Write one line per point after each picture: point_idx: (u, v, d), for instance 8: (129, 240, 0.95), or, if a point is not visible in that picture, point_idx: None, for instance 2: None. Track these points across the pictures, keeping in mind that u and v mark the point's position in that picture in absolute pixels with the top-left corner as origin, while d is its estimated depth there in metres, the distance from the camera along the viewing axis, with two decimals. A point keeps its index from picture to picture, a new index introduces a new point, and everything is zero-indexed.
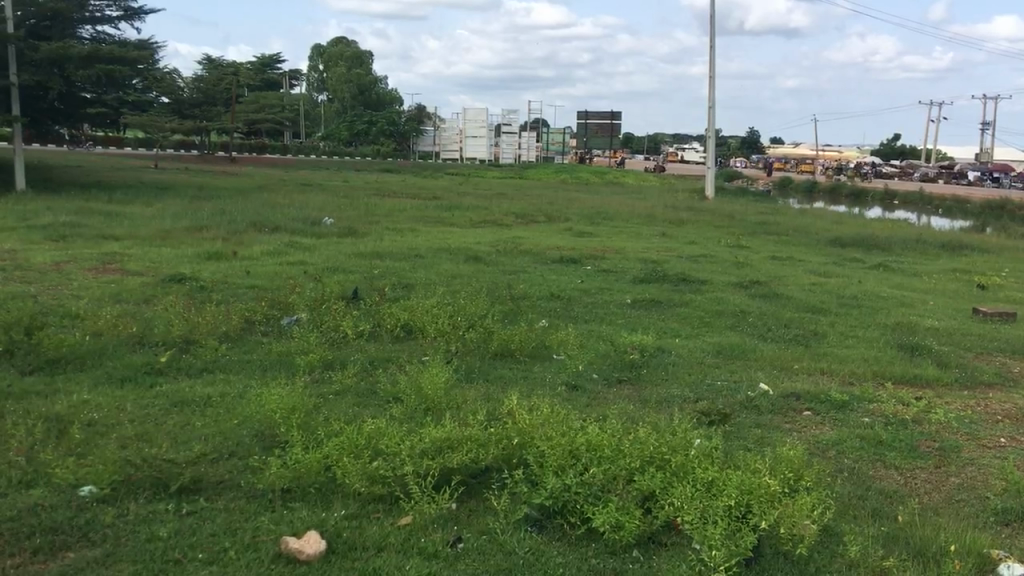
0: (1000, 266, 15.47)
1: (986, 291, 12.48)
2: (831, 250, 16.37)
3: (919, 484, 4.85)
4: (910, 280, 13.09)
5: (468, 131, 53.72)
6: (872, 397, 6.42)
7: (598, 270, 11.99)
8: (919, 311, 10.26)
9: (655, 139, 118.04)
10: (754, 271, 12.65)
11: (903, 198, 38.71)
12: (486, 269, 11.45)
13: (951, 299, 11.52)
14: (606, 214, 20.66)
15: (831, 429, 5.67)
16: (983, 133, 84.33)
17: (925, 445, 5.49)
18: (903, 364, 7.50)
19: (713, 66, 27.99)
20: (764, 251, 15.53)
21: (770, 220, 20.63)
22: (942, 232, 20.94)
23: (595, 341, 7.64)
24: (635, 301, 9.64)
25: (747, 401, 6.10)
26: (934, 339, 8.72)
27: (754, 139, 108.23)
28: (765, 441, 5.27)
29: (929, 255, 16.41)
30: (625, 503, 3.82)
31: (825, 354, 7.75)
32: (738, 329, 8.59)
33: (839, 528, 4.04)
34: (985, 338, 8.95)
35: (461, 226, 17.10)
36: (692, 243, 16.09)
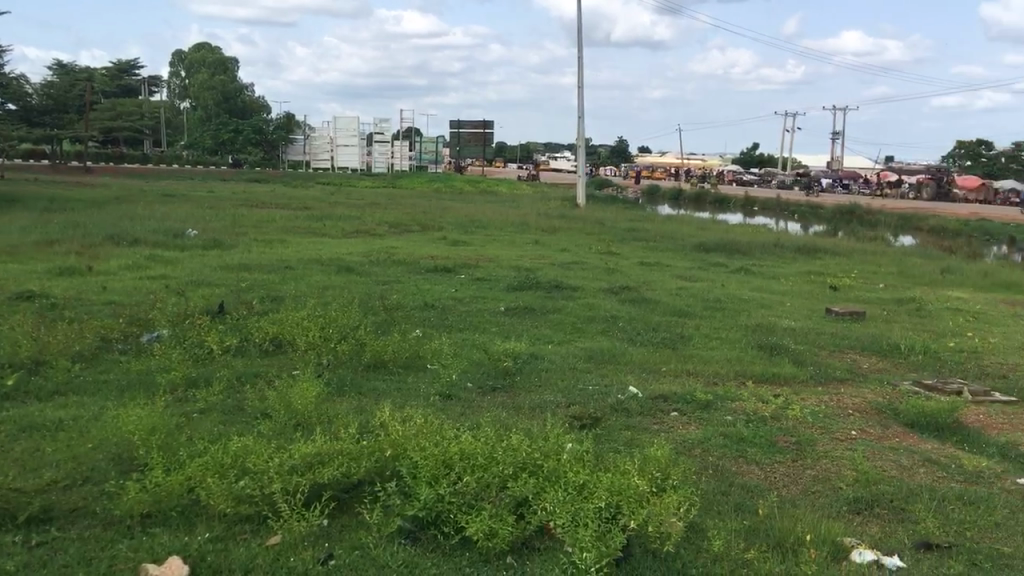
0: (850, 268, 16.37)
1: (837, 291, 13.20)
2: (697, 256, 16.95)
3: (778, 477, 5.09)
4: (770, 282, 13.71)
5: (338, 140, 52.44)
6: (735, 395, 6.69)
7: (472, 278, 12.03)
8: (777, 312, 10.75)
9: (527, 148, 119.77)
10: (624, 276, 12.95)
11: (763, 204, 40.66)
12: (358, 280, 11.33)
13: (806, 300, 12.13)
14: (480, 222, 20.81)
15: (697, 428, 5.88)
16: (834, 142, 89.12)
17: (783, 439, 5.77)
18: (763, 363, 7.85)
19: (581, 75, 28.58)
20: (632, 257, 15.97)
21: (639, 227, 21.27)
22: (799, 236, 22.06)
23: (469, 349, 7.67)
24: (508, 309, 9.73)
25: (617, 404, 6.25)
26: (791, 338, 9.17)
27: (622, 147, 111.65)
28: (634, 443, 5.42)
29: (787, 258, 17.23)
30: (498, 510, 3.85)
31: (691, 356, 8.00)
32: (609, 334, 8.79)
33: (704, 524, 4.19)
34: (837, 336, 9.49)
35: (332, 236, 16.85)
36: (564, 250, 16.38)
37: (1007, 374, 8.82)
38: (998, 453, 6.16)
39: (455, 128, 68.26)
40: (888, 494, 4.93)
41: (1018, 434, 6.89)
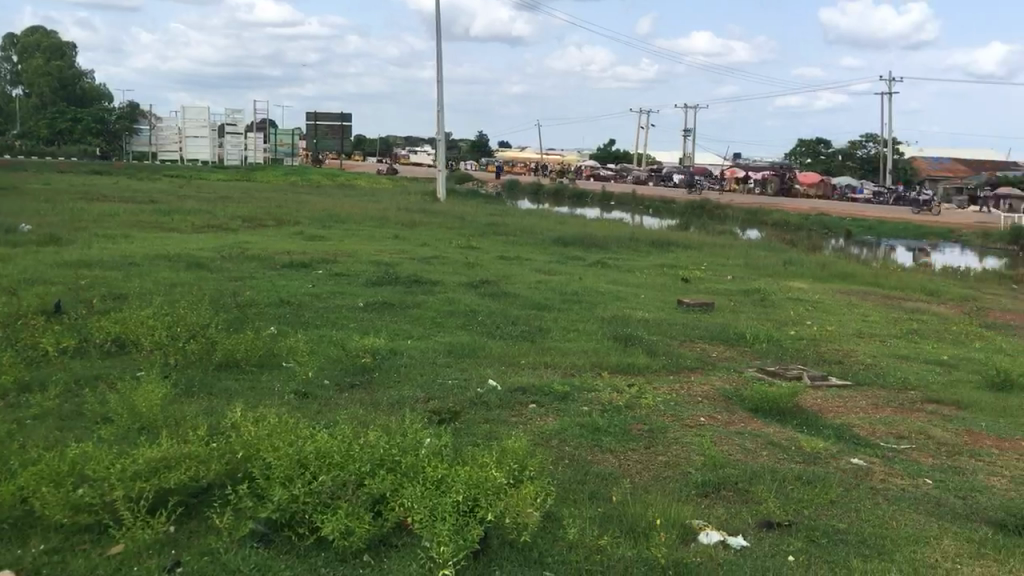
0: (701, 261, 17.04)
1: (688, 283, 13.72)
2: (555, 249, 17.24)
3: (631, 464, 5.25)
4: (625, 275, 14.10)
5: (186, 131, 50.73)
6: (591, 386, 6.84)
7: (329, 273, 11.81)
8: (632, 304, 11.08)
9: (386, 141, 118.69)
10: (483, 271, 13.03)
11: (618, 199, 41.81)
12: (209, 276, 10.94)
13: (659, 292, 12.54)
14: (338, 216, 20.49)
15: (554, 419, 5.98)
16: (685, 139, 92.54)
17: (635, 427, 5.95)
18: (618, 354, 8.06)
19: (440, 69, 28.52)
20: (492, 251, 16.08)
21: (498, 221, 21.45)
22: (652, 230, 22.80)
23: (326, 346, 7.54)
24: (366, 304, 9.61)
25: (476, 397, 6.28)
26: (645, 329, 9.47)
27: (482, 142, 112.33)
28: (492, 436, 5.46)
29: (641, 252, 17.77)
30: (354, 508, 3.81)
31: (550, 348, 8.14)
32: (468, 328, 8.82)
33: (560, 513, 4.27)
34: (688, 327, 9.87)
35: (180, 231, 16.19)
36: (424, 244, 16.34)
37: (842, 360, 9.41)
38: (833, 435, 6.57)
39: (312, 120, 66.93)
40: (733, 476, 5.17)
41: (852, 416, 7.37)
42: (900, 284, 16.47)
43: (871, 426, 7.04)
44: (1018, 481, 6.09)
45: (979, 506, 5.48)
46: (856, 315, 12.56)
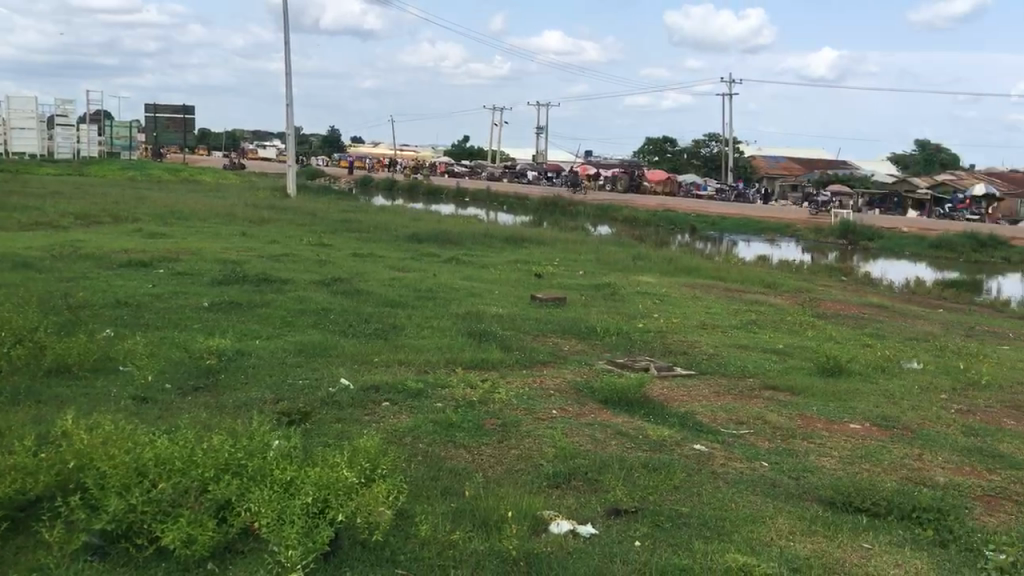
0: (553, 256, 17.36)
1: (541, 279, 13.96)
2: (409, 246, 17.17)
3: (485, 458, 5.30)
4: (478, 271, 14.20)
5: (11, 122, 47.47)
6: (444, 382, 6.86)
7: (171, 273, 11.34)
8: (486, 300, 11.18)
9: (234, 135, 114.96)
10: (335, 268, 12.81)
11: (473, 195, 42.06)
12: (37, 277, 10.30)
13: (513, 287, 12.70)
14: (181, 213, 19.69)
15: (407, 416, 5.97)
16: (538, 136, 94.01)
17: (489, 421, 6.01)
18: (472, 350, 8.12)
19: (288, 62, 27.84)
20: (345, 248, 15.86)
21: (351, 218, 21.16)
22: (505, 226, 23.06)
23: (167, 348, 7.24)
24: (211, 304, 9.29)
25: (327, 397, 6.19)
26: (499, 324, 9.58)
27: (334, 137, 110.53)
28: (343, 435, 5.40)
29: (495, 247, 17.95)
30: (197, 515, 3.68)
31: (404, 346, 8.10)
32: (320, 326, 8.67)
33: (412, 510, 4.28)
34: (541, 322, 10.05)
35: (5, 230, 15.16)
36: (273, 241, 15.93)
37: (687, 351, 9.80)
38: (678, 423, 6.85)
39: (153, 113, 63.98)
40: (583, 466, 5.31)
41: (695, 404, 7.69)
42: (740, 277, 17.30)
43: (713, 414, 7.37)
44: (845, 460, 6.52)
45: (809, 485, 5.84)
46: (699, 307, 13.11)
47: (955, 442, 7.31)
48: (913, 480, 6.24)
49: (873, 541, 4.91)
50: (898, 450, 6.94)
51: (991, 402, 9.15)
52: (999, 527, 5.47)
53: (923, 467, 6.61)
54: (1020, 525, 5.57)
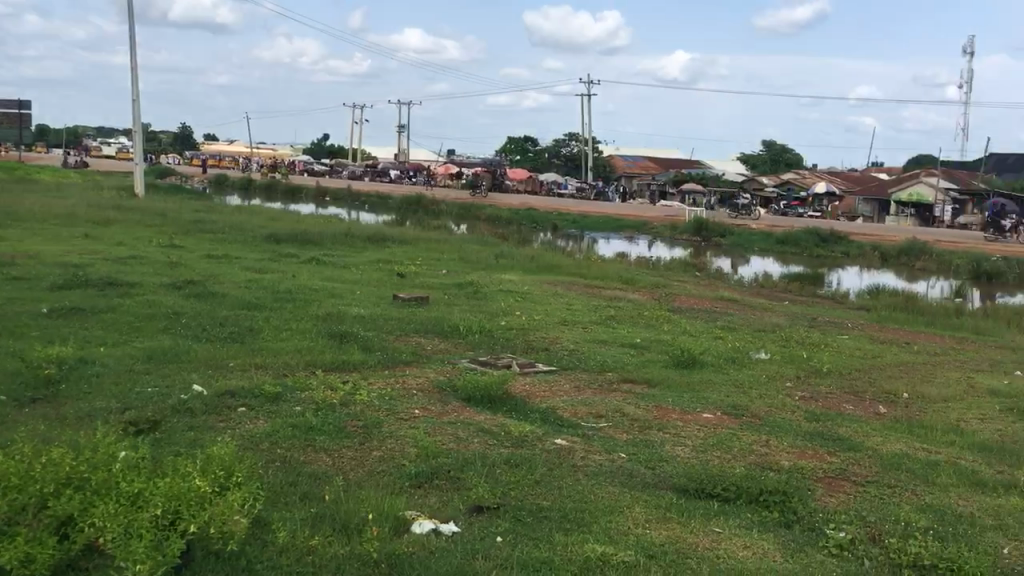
0: (415, 256, 17.32)
1: (403, 278, 13.90)
2: (267, 247, 16.76)
3: (345, 462, 5.25)
4: (339, 271, 14.02)
5: None
6: (304, 385, 6.75)
7: (6, 278, 10.66)
8: (347, 300, 11.04)
9: (77, 131, 109.09)
10: (187, 270, 12.37)
11: (334, 194, 41.45)
12: None
13: (374, 287, 12.60)
14: (17, 214, 18.54)
15: (265, 421, 5.83)
16: (400, 134, 93.48)
17: (350, 424, 5.95)
18: (333, 351, 8.01)
19: (133, 56, 26.63)
20: (198, 250, 15.32)
21: (205, 218, 20.46)
22: (367, 226, 22.84)
23: (2, 358, 6.81)
24: (52, 310, 8.80)
25: (179, 404, 5.98)
26: (360, 325, 9.49)
27: (187, 134, 106.59)
28: (196, 443, 5.23)
29: (356, 247, 17.75)
30: (36, 533, 3.49)
31: (261, 349, 7.90)
32: (171, 331, 8.35)
33: (270, 518, 4.20)
34: (403, 322, 10.01)
35: None
36: (120, 244, 15.22)
37: (548, 347, 9.97)
38: (539, 418, 6.97)
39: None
40: (446, 466, 5.34)
41: (556, 399, 7.84)
42: (599, 274, 17.73)
43: (573, 408, 7.54)
44: (698, 448, 6.80)
45: (664, 473, 6.06)
46: (560, 304, 13.36)
47: (798, 427, 7.74)
48: (760, 464, 6.58)
49: (723, 526, 5.14)
50: (747, 437, 7.29)
51: (831, 388, 9.74)
52: (838, 506, 5.83)
53: (770, 452, 6.97)
54: (856, 502, 5.96)
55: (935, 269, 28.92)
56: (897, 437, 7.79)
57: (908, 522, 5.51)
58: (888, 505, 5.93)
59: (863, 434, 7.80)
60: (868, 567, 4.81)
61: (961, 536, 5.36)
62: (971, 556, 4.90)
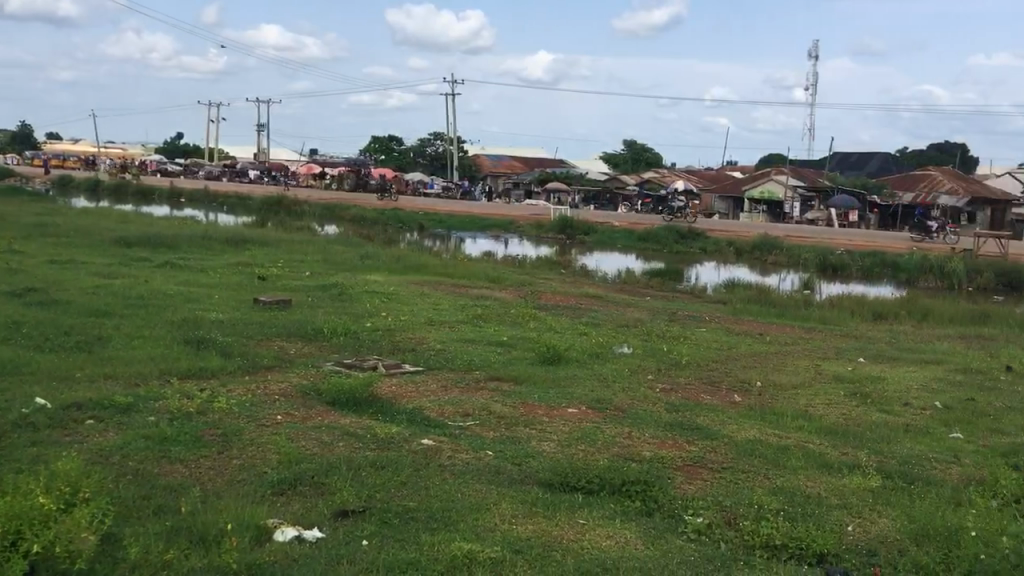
0: (276, 258, 16.92)
1: (264, 281, 13.56)
2: (117, 251, 16.02)
3: (203, 472, 5.10)
4: (196, 275, 13.54)
5: None
6: (158, 395, 6.50)
7: None
8: (204, 305, 10.68)
9: None
10: (28, 277, 11.68)
11: (189, 196, 39.98)
12: None
13: (234, 291, 12.24)
14: None
15: (116, 433, 5.59)
16: (260, 133, 91.00)
17: (208, 433, 5.77)
18: (189, 358, 7.73)
19: None
20: (41, 255, 14.48)
21: (47, 222, 19.36)
22: (225, 227, 22.15)
23: None
24: None
25: (21, 419, 5.65)
26: (219, 331, 9.21)
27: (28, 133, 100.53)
28: (40, 460, 4.97)
29: (214, 250, 17.19)
30: None
31: (110, 358, 7.55)
32: (11, 343, 7.87)
33: (122, 533, 4.06)
34: (264, 326, 9.78)
35: None
36: None
37: (415, 348, 9.94)
38: (406, 419, 6.95)
39: None
40: (310, 471, 5.26)
41: (423, 399, 7.83)
42: (466, 273, 17.81)
43: (440, 407, 7.55)
44: (563, 442, 6.94)
45: (531, 469, 6.15)
46: (427, 304, 13.34)
47: (659, 418, 8.01)
48: (622, 455, 6.77)
49: (587, 517, 5.27)
50: (610, 430, 7.49)
51: (690, 380, 10.11)
52: (697, 493, 6.07)
53: (632, 443, 7.18)
54: (713, 488, 6.22)
55: (785, 263, 30.41)
56: (751, 424, 8.17)
57: (760, 504, 5.80)
58: (742, 490, 6.21)
59: (720, 422, 8.14)
60: (723, 549, 5.04)
61: (808, 515, 5.69)
62: (816, 535, 5.20)
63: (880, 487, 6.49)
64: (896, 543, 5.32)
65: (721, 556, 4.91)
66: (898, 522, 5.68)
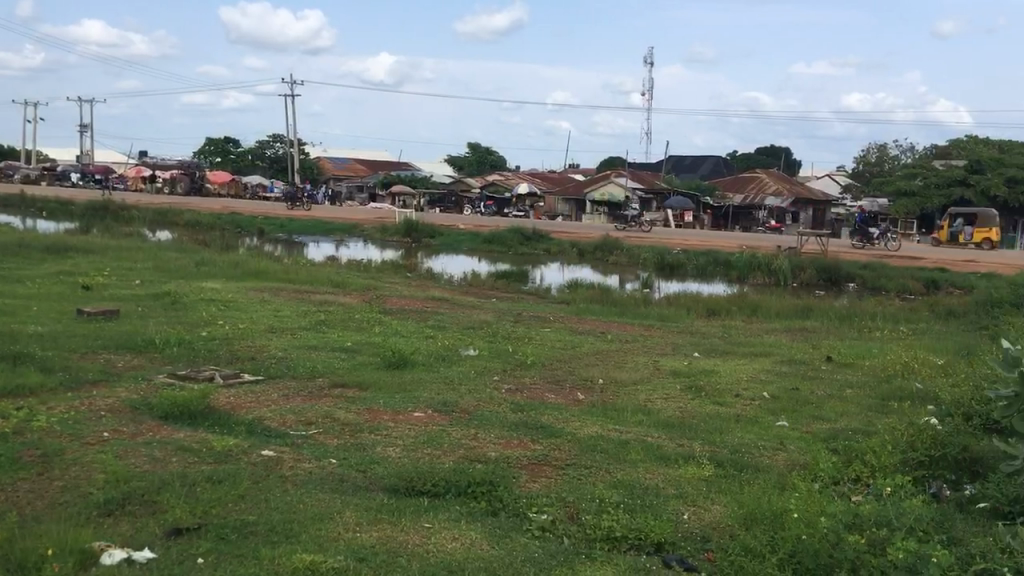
0: (103, 266, 16.06)
1: (90, 290, 12.86)
2: None
3: (21, 496, 4.80)
4: (13, 286, 12.68)
5: None
6: None
7: None
8: (23, 318, 10.02)
9: None
10: None
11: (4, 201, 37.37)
12: None
13: (56, 302, 11.54)
14: None
15: None
16: (84, 134, 86.07)
17: (26, 454, 5.43)
18: (5, 375, 7.24)
19: None
20: None
21: None
22: (45, 234, 20.85)
23: None
24: None
25: None
26: (39, 345, 8.66)
27: None
28: None
29: (32, 259, 16.14)
30: None
31: None
32: None
33: None
34: (90, 338, 9.27)
35: None
36: None
37: (254, 356, 9.66)
38: (245, 431, 6.75)
39: None
40: (140, 489, 5.04)
41: (264, 409, 7.63)
42: (308, 278, 17.47)
43: (282, 417, 7.38)
44: (408, 447, 6.91)
45: (375, 475, 6.09)
46: (268, 311, 12.98)
47: (504, 418, 8.11)
48: (468, 457, 6.82)
49: (433, 520, 5.27)
50: (456, 432, 7.52)
51: (535, 379, 10.29)
52: (541, 490, 6.18)
53: (477, 445, 7.24)
54: (557, 485, 6.36)
55: (624, 263, 31.45)
56: (593, 421, 8.40)
57: (602, 498, 5.97)
58: (585, 485, 6.38)
59: (563, 420, 8.33)
60: (566, 544, 5.16)
61: (647, 506, 5.90)
62: (653, 524, 5.41)
63: (712, 476, 6.82)
64: (726, 528, 5.60)
65: (564, 551, 5.03)
66: (729, 507, 5.99)
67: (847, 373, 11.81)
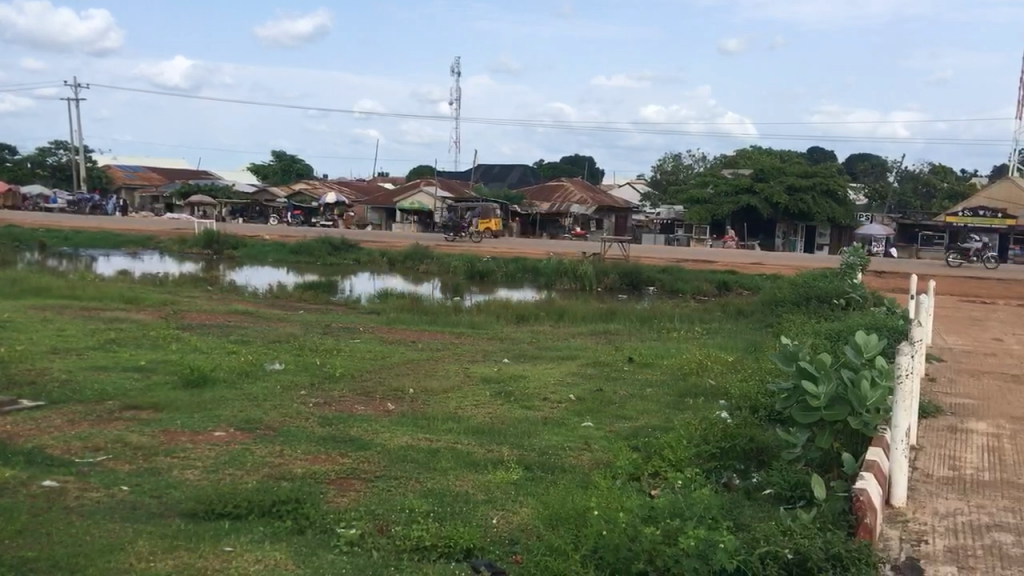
0: None
1: None
2: None
3: None
4: None
5: None
6: None
7: None
8: None
9: None
10: None
11: None
12: None
13: None
14: None
15: None
16: None
17: None
18: None
19: None
20: None
21: None
22: None
23: None
24: None
25: None
26: None
27: None
28: None
29: None
30: None
31: None
32: None
33: None
34: None
35: None
36: None
37: (33, 380, 8.96)
38: (23, 461, 6.29)
39: None
40: None
41: (45, 437, 7.10)
42: (96, 294, 16.41)
43: (66, 445, 6.90)
44: (209, 468, 6.63)
45: (171, 500, 5.81)
46: (49, 331, 12.05)
47: (311, 434, 7.93)
48: (273, 475, 6.62)
49: (233, 543, 5.09)
50: (259, 450, 7.29)
51: (343, 392, 10.12)
52: (349, 504, 6.10)
53: (283, 462, 7.05)
54: (365, 498, 6.30)
55: (436, 271, 31.59)
56: (403, 431, 8.37)
57: (412, 508, 5.97)
58: (394, 496, 6.34)
59: (373, 432, 8.26)
60: (374, 558, 5.12)
61: (457, 514, 5.95)
62: (462, 531, 5.46)
63: (520, 479, 6.96)
64: (533, 529, 5.74)
65: (372, 565, 4.99)
66: (535, 508, 6.14)
67: (646, 372, 12.40)
